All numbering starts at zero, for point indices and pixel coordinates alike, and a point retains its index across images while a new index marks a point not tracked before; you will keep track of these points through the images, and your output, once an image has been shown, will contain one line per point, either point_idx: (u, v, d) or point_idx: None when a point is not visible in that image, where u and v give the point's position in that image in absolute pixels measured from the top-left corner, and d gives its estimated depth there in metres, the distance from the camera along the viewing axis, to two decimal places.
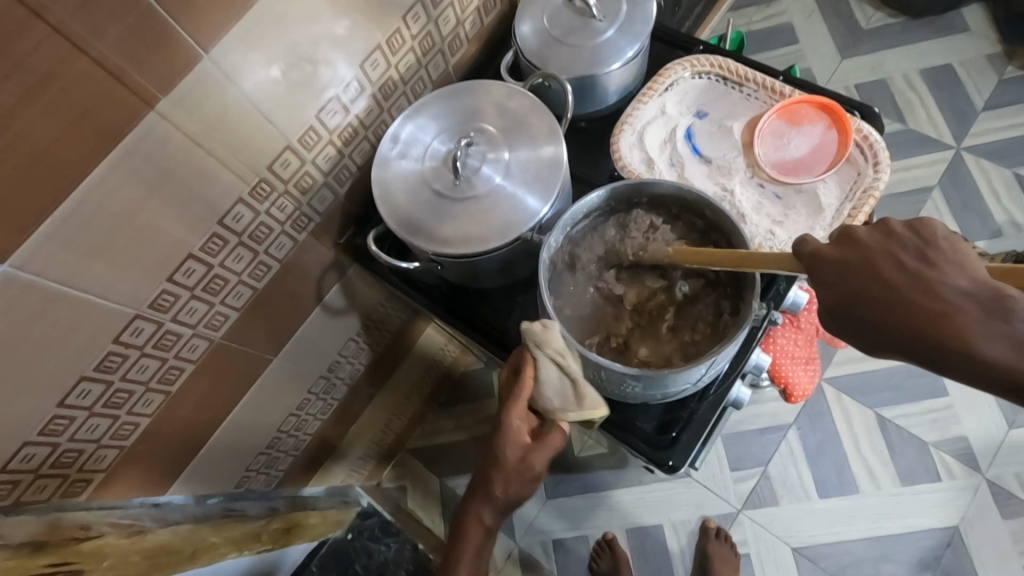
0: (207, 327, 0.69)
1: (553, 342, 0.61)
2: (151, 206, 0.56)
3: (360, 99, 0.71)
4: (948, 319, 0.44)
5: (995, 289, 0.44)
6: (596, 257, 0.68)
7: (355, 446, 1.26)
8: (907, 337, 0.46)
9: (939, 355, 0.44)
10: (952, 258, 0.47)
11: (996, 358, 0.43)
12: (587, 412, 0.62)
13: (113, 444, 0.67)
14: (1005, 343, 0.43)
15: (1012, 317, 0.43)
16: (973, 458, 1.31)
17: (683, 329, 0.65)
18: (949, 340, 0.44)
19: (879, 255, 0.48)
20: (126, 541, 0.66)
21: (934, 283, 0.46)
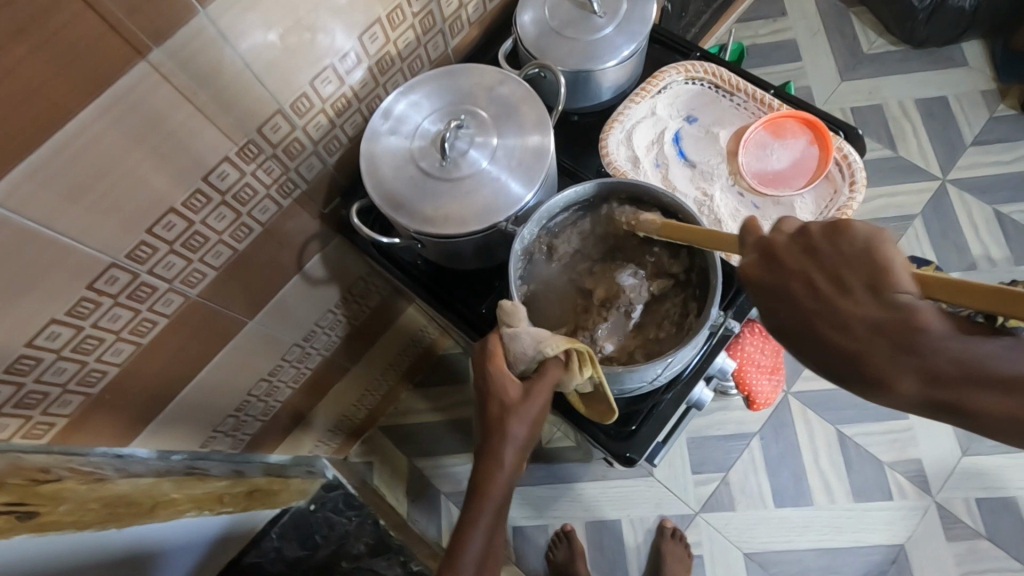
0: (183, 283, 0.69)
1: (514, 315, 0.62)
2: (135, 156, 0.56)
3: (357, 70, 0.72)
4: (860, 353, 0.43)
5: (905, 318, 0.42)
6: (572, 249, 0.70)
7: (325, 418, 1.27)
8: (834, 373, 0.45)
9: (869, 391, 0.43)
10: (869, 281, 0.44)
11: (916, 392, 0.41)
12: (565, 342, 0.59)
13: (79, 390, 0.67)
14: (920, 378, 0.41)
15: (921, 351, 0.41)
16: (925, 481, 1.35)
17: (648, 325, 0.67)
18: (866, 375, 0.43)
19: (801, 284, 0.47)
20: (86, 487, 0.67)
21: (850, 318, 0.44)
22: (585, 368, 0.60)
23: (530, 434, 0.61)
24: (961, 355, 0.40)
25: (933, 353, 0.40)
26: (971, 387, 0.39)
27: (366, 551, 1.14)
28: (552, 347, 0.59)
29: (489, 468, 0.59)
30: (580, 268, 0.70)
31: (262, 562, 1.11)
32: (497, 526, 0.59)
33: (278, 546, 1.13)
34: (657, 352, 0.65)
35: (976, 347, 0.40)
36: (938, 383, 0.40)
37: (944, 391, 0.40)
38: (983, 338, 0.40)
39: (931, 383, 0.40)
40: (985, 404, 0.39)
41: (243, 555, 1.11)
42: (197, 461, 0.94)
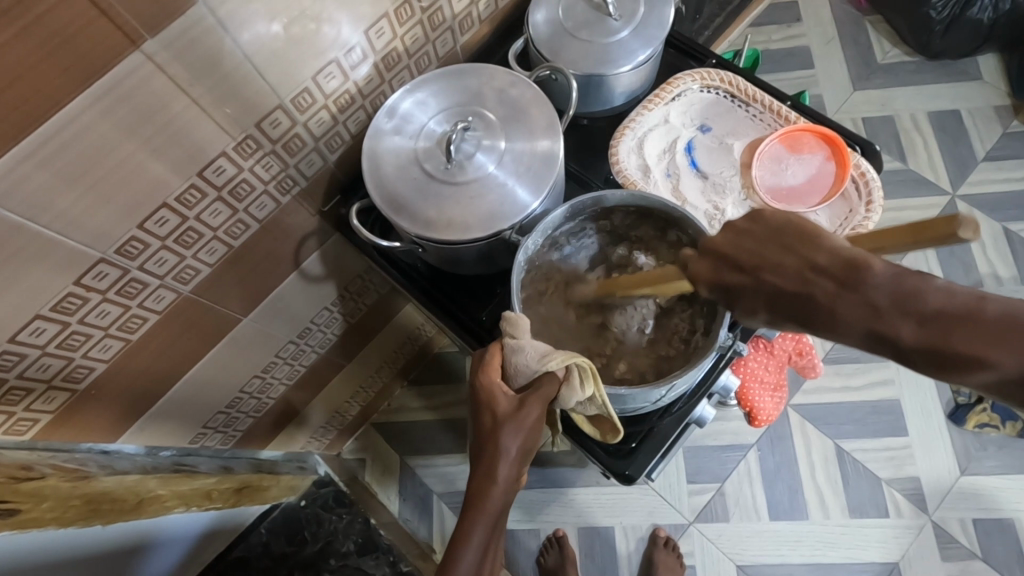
0: (175, 279, 0.67)
1: (516, 325, 0.60)
2: (127, 149, 0.54)
3: (362, 66, 0.70)
4: (807, 294, 0.43)
5: (849, 258, 0.42)
6: (572, 264, 0.68)
7: (318, 415, 1.25)
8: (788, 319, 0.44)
9: (817, 331, 0.43)
10: (805, 232, 0.45)
11: (857, 328, 0.41)
12: (569, 356, 0.58)
13: (64, 386, 0.65)
14: (858, 311, 0.41)
15: (860, 286, 0.41)
16: (922, 499, 1.34)
17: (660, 343, 0.65)
18: (815, 315, 0.42)
19: (745, 248, 0.47)
20: (68, 485, 0.65)
21: (795, 264, 0.44)
22: (587, 385, 0.59)
23: (525, 445, 0.57)
24: (896, 287, 0.40)
25: (870, 288, 0.40)
26: (900, 319, 0.39)
27: (354, 549, 1.14)
28: (556, 360, 0.58)
29: (483, 481, 0.55)
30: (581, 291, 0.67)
31: (249, 556, 1.09)
32: (489, 546, 0.54)
33: (265, 542, 1.12)
34: (662, 371, 0.63)
35: (911, 278, 0.40)
36: (874, 315, 0.40)
37: (882, 322, 0.40)
38: (915, 275, 0.40)
39: (868, 316, 0.40)
40: (912, 336, 0.39)
41: (229, 551, 1.09)
42: (185, 458, 0.92)
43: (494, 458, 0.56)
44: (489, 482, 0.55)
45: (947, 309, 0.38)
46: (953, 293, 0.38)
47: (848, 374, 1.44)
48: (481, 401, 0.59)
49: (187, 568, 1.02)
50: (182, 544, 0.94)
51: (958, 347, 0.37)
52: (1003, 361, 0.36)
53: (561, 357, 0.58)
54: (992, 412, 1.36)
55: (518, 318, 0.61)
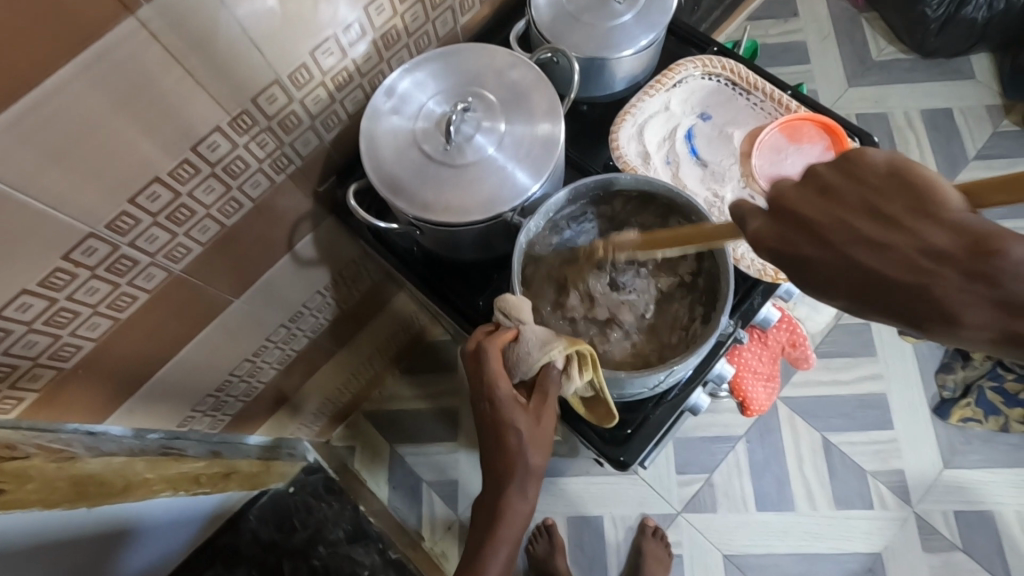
0: (166, 258, 0.66)
1: (520, 312, 0.60)
2: (118, 120, 0.52)
3: (360, 44, 0.68)
4: (925, 289, 0.37)
5: (975, 243, 0.36)
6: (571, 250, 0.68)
7: (308, 401, 1.24)
8: (892, 312, 0.39)
9: (932, 329, 0.38)
10: (916, 206, 0.37)
11: (987, 324, 0.36)
12: (571, 346, 0.58)
13: (50, 364, 0.64)
14: (993, 307, 0.36)
15: (998, 280, 0.35)
16: (906, 492, 1.36)
17: (660, 330, 0.65)
18: (936, 313, 0.37)
19: (833, 219, 0.40)
20: (55, 466, 0.64)
21: (912, 250, 0.37)
22: (587, 370, 0.59)
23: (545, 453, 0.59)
24: None
25: (1010, 281, 0.35)
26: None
27: (344, 537, 1.13)
28: (557, 348, 0.58)
29: (512, 496, 0.57)
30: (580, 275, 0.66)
31: (236, 543, 1.10)
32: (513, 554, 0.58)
33: (254, 529, 1.12)
34: (661, 357, 0.63)
35: None
36: (1013, 309, 0.35)
37: (1017, 320, 0.35)
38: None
39: (1002, 312, 0.35)
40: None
41: (217, 536, 1.10)
42: (173, 441, 0.90)
43: (522, 475, 0.57)
44: (519, 498, 0.58)
45: None
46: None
47: (837, 368, 1.45)
48: (500, 418, 0.58)
49: (172, 550, 1.01)
50: (164, 532, 0.94)
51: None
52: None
53: (563, 345, 0.58)
54: (978, 406, 1.37)
55: (517, 300, 0.61)
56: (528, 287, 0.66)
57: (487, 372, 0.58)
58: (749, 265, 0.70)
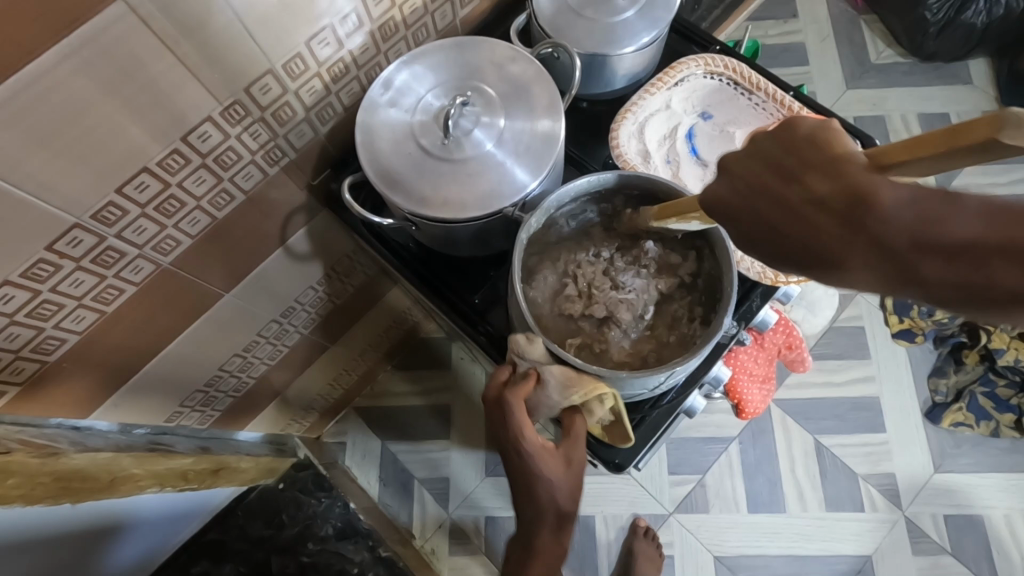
0: (155, 250, 0.64)
1: (535, 352, 0.60)
2: (105, 108, 0.50)
3: (357, 35, 0.66)
4: (811, 236, 0.38)
5: (859, 190, 0.37)
6: (570, 248, 0.66)
7: (299, 396, 1.22)
8: (789, 260, 0.40)
9: (824, 275, 0.39)
10: (813, 160, 0.39)
11: (870, 270, 0.36)
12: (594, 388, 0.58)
13: (34, 357, 0.62)
14: (873, 250, 0.36)
15: (871, 224, 0.36)
16: (896, 494, 1.37)
17: (660, 331, 0.64)
18: (823, 258, 0.38)
19: (746, 175, 0.42)
20: (38, 462, 0.62)
21: (799, 201, 0.39)
22: (607, 402, 0.60)
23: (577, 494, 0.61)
24: (915, 220, 0.35)
25: (883, 224, 0.35)
26: (923, 256, 0.34)
27: (333, 534, 1.14)
28: (580, 391, 0.58)
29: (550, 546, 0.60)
30: (579, 274, 0.65)
31: (224, 539, 1.10)
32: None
33: (242, 525, 1.11)
34: (660, 359, 0.62)
35: (935, 209, 0.34)
36: (891, 254, 0.35)
37: (896, 262, 0.35)
38: (939, 198, 0.35)
39: (882, 256, 0.35)
40: (938, 275, 0.34)
41: (202, 534, 1.09)
42: (160, 436, 0.89)
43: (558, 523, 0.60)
44: (557, 546, 0.61)
45: (974, 244, 0.33)
46: (991, 218, 0.33)
47: (831, 370, 1.45)
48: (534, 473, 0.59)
49: (158, 545, 1.00)
50: (161, 526, 0.96)
51: (995, 282, 0.32)
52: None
53: (584, 390, 0.58)
54: (968, 411, 1.39)
55: (531, 339, 0.60)
56: (527, 287, 0.64)
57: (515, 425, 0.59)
58: (749, 266, 0.68)
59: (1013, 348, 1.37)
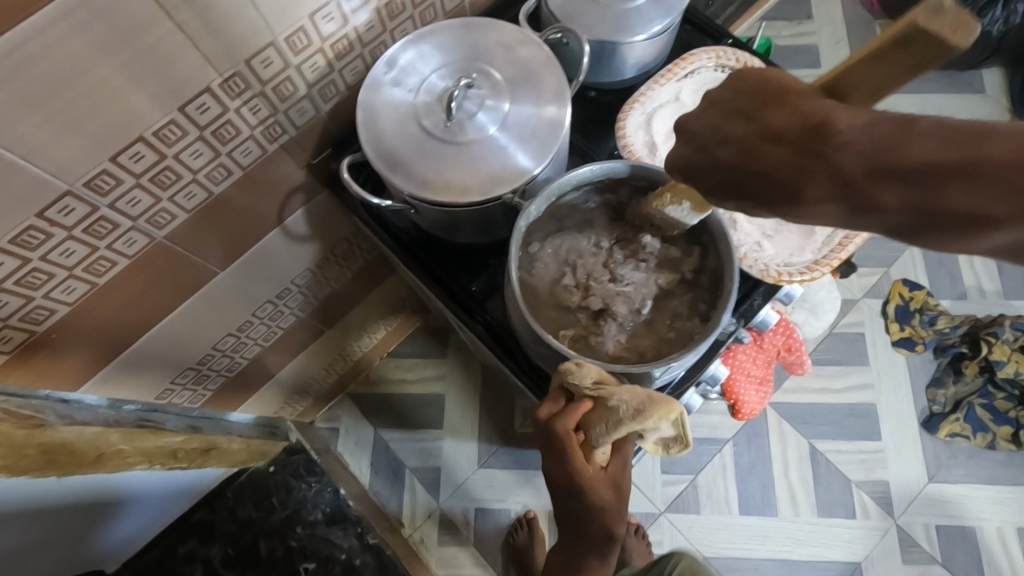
0: (149, 222, 0.63)
1: (592, 379, 0.56)
2: (100, 73, 0.49)
3: (362, 11, 0.64)
4: (768, 174, 0.39)
5: (813, 122, 0.37)
6: (571, 236, 0.65)
7: (292, 379, 1.21)
8: (754, 197, 0.41)
9: (784, 210, 0.40)
10: (764, 102, 0.40)
11: (830, 199, 0.37)
12: (666, 410, 0.55)
13: (22, 326, 0.61)
14: (828, 182, 0.37)
15: (824, 153, 0.36)
16: (889, 503, 1.36)
17: (659, 327, 0.62)
18: (784, 194, 0.39)
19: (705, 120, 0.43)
20: (22, 433, 0.62)
21: (753, 138, 0.40)
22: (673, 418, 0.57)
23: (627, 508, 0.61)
24: (867, 145, 0.35)
25: (837, 153, 0.36)
26: (881, 183, 0.35)
27: (322, 519, 1.13)
28: (652, 416, 0.55)
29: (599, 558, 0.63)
30: (577, 265, 0.64)
31: (211, 520, 1.10)
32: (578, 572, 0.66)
33: (231, 506, 1.11)
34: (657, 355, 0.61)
35: (886, 133, 0.35)
36: (847, 185, 0.36)
37: (853, 190, 0.36)
38: (896, 125, 0.35)
39: (838, 185, 0.36)
40: (896, 202, 0.35)
41: (190, 514, 1.09)
42: (150, 414, 0.88)
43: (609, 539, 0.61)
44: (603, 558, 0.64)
45: (931, 165, 0.33)
46: (946, 140, 0.32)
47: (829, 376, 1.44)
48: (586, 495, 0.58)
49: (148, 522, 1.01)
50: (157, 502, 0.97)
51: (949, 206, 0.33)
52: (1004, 220, 0.31)
53: (658, 412, 0.55)
54: (966, 422, 1.38)
55: (583, 363, 0.56)
56: (525, 276, 0.63)
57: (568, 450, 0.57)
58: (752, 264, 0.65)
59: (1013, 361, 1.37)
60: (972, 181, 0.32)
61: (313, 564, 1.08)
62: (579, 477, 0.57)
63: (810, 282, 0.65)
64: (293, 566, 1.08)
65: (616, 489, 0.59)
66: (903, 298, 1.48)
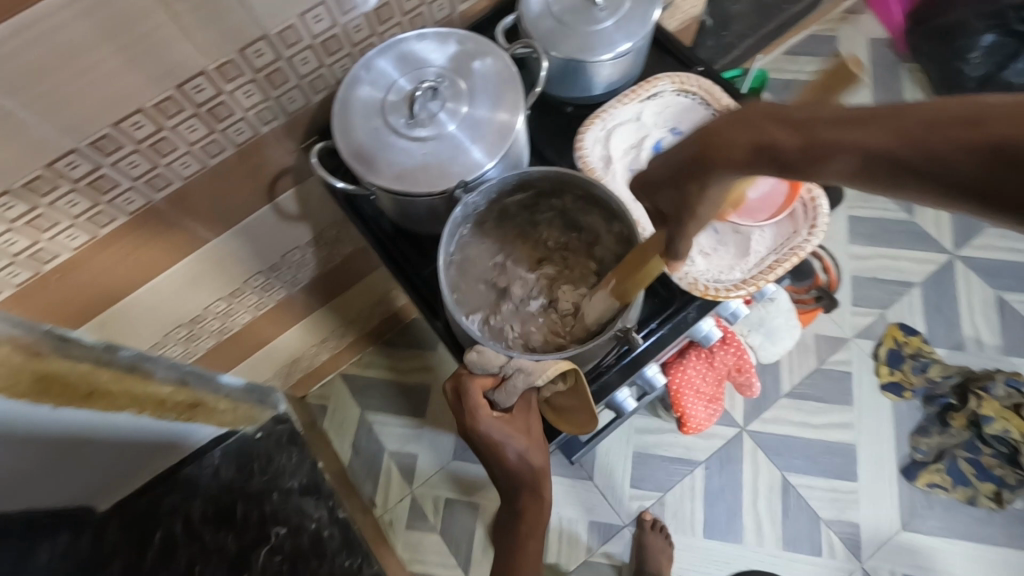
0: (147, 184, 0.71)
1: (490, 361, 0.63)
2: (106, 49, 0.57)
3: (351, 16, 0.72)
4: (700, 138, 0.44)
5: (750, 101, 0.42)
6: (514, 231, 0.77)
7: (283, 351, 1.29)
8: (686, 160, 0.46)
9: (707, 166, 0.43)
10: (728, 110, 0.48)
11: (738, 146, 0.40)
12: (556, 366, 0.61)
13: (29, 265, 0.69)
14: (736, 131, 0.40)
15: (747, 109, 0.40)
16: (857, 545, 1.34)
17: (533, 327, 0.72)
18: (706, 150, 0.43)
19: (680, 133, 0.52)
20: (20, 358, 0.69)
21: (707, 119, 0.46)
22: (568, 377, 0.63)
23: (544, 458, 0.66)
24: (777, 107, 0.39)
25: (755, 109, 0.40)
26: (770, 125, 0.38)
27: (297, 488, 1.10)
28: (542, 373, 0.61)
29: (536, 511, 0.67)
30: (506, 252, 0.76)
31: (197, 476, 1.07)
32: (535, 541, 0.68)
33: (216, 465, 1.09)
34: (529, 345, 0.70)
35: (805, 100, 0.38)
36: (750, 129, 0.39)
37: (762, 136, 0.38)
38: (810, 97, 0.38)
39: (748, 135, 0.39)
40: (787, 141, 0.36)
41: (180, 467, 1.07)
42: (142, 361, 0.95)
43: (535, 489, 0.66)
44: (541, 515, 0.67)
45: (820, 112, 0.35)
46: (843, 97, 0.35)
47: (810, 411, 1.44)
48: (499, 452, 0.64)
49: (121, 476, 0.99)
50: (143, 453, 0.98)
51: (824, 137, 0.34)
52: (856, 137, 0.32)
53: (549, 369, 0.61)
54: (946, 474, 1.36)
55: (483, 350, 0.63)
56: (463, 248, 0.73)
57: (474, 418, 0.64)
58: (682, 277, 0.70)
59: (1002, 419, 1.34)
60: (837, 116, 0.34)
61: (286, 530, 1.04)
62: (488, 434, 0.64)
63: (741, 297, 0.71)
64: (264, 530, 1.03)
65: (526, 435, 0.65)
66: (897, 341, 1.46)
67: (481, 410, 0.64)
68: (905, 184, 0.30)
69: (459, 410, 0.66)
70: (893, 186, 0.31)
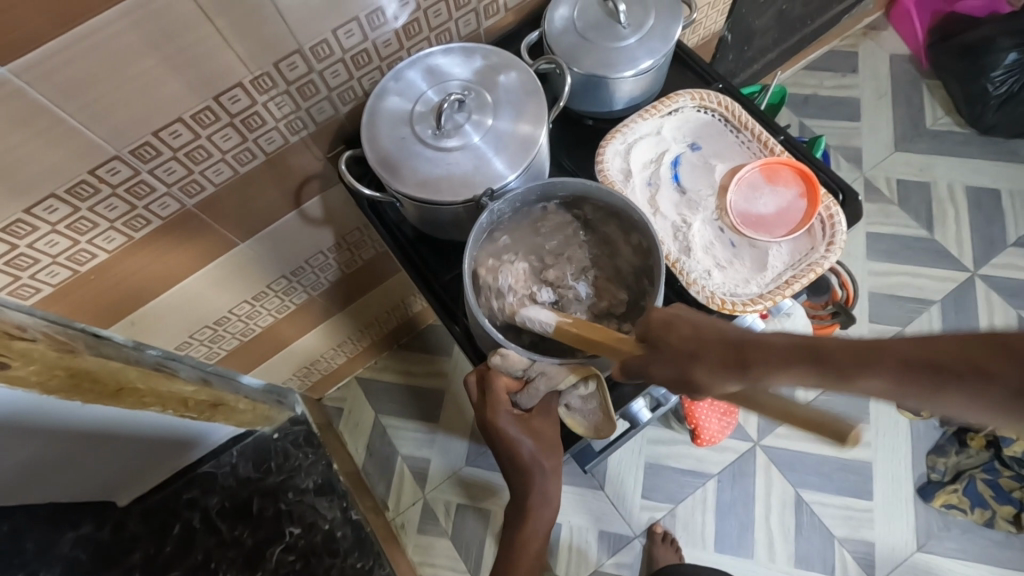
0: (181, 190, 0.74)
1: (515, 364, 0.64)
2: (151, 60, 0.59)
3: (380, 31, 0.74)
4: (730, 336, 0.50)
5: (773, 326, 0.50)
6: (563, 220, 0.73)
7: (303, 353, 1.32)
8: (713, 348, 0.49)
9: (742, 357, 0.47)
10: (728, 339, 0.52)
11: (778, 345, 0.46)
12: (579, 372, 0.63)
13: (67, 265, 0.72)
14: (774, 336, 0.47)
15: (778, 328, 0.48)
16: (871, 564, 1.33)
17: (512, 263, 0.71)
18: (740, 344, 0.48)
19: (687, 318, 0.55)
20: (55, 354, 0.72)
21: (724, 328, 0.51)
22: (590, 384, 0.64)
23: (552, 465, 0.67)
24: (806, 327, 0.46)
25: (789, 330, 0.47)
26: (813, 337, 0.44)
27: (312, 488, 1.12)
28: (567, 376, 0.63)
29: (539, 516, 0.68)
30: (556, 244, 0.72)
31: (215, 473, 1.08)
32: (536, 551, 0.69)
33: (233, 464, 1.11)
34: (497, 271, 0.70)
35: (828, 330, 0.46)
36: (791, 336, 0.46)
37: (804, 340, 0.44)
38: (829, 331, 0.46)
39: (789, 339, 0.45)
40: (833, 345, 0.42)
41: (198, 465, 1.08)
42: (168, 360, 0.98)
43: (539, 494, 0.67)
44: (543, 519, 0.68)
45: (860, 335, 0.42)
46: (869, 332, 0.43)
47: None
48: (513, 450, 0.65)
49: (139, 475, 0.98)
50: (167, 452, 1.00)
51: (874, 345, 0.40)
52: (908, 346, 0.39)
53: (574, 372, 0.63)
54: (963, 495, 1.33)
55: (507, 354, 0.64)
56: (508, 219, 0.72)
57: (493, 416, 0.65)
58: (699, 291, 0.72)
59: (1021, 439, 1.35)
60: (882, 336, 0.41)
61: (299, 529, 1.05)
62: (506, 433, 0.65)
63: (758, 311, 0.72)
64: (280, 527, 1.04)
65: (540, 437, 0.66)
66: None
67: (502, 409, 0.65)
68: (947, 391, 0.36)
69: (479, 409, 0.67)
70: (950, 385, 0.36)
